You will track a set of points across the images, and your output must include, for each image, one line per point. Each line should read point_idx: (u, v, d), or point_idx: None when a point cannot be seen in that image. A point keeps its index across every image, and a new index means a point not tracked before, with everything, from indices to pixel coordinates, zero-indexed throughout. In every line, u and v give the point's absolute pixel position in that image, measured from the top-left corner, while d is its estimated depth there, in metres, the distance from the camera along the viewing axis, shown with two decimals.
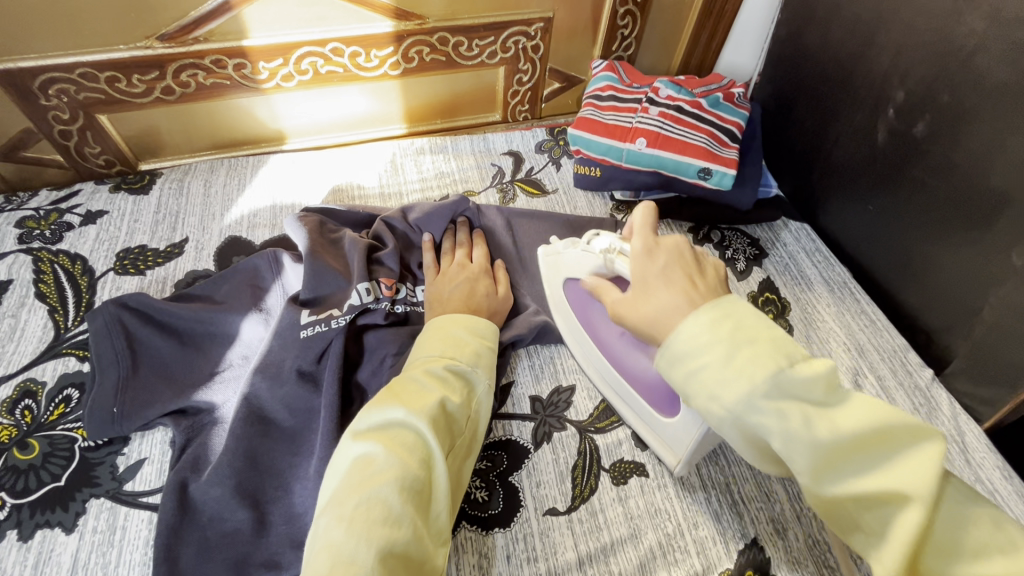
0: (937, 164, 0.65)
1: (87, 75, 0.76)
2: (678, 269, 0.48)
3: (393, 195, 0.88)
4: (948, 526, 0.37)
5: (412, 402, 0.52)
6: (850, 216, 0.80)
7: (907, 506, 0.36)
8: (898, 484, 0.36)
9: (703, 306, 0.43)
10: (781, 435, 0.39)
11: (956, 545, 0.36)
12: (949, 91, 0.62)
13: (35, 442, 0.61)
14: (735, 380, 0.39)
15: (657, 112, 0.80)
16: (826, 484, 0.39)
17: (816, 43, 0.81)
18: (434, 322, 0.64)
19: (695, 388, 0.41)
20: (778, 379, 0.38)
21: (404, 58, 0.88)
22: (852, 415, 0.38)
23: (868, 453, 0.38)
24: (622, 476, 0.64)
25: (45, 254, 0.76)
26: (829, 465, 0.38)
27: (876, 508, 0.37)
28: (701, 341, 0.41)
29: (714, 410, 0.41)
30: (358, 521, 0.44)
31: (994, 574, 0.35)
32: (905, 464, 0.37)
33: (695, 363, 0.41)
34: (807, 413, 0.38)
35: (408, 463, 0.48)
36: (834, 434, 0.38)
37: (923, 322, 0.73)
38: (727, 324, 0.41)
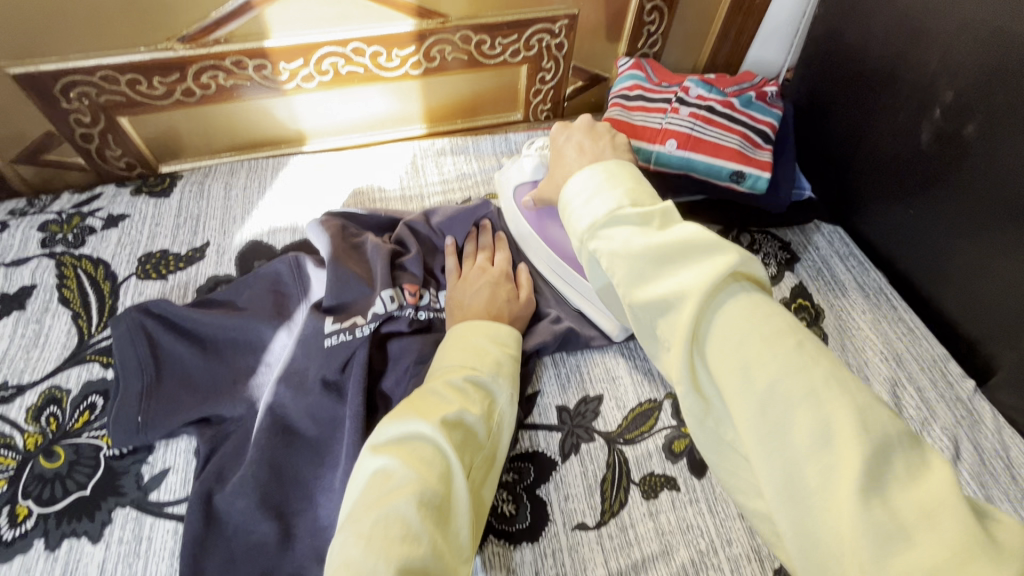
0: (987, 169, 0.62)
1: (109, 78, 0.75)
2: (590, 141, 0.63)
3: (415, 197, 0.86)
4: (720, 327, 0.38)
5: (430, 415, 0.51)
6: (887, 221, 0.77)
7: (684, 304, 0.39)
8: (682, 289, 0.40)
9: (608, 162, 0.50)
10: (609, 255, 0.45)
11: (732, 346, 0.37)
12: (1005, 91, 0.59)
13: (61, 450, 0.60)
14: (592, 211, 0.47)
15: (687, 112, 0.77)
16: (637, 292, 0.42)
17: (855, 40, 0.78)
18: (457, 329, 0.62)
19: (572, 229, 0.49)
20: (615, 215, 0.46)
21: (426, 57, 0.86)
22: (680, 234, 0.43)
23: (664, 263, 0.42)
24: (653, 490, 0.62)
25: (67, 258, 0.76)
26: (644, 251, 0.43)
27: (662, 311, 0.41)
28: (587, 189, 0.48)
29: (577, 238, 0.48)
30: (377, 538, 0.42)
31: (784, 394, 0.34)
32: (700, 267, 0.40)
33: (572, 205, 0.49)
34: (636, 233, 0.44)
35: (428, 478, 0.47)
36: (685, 289, 0.40)
37: (965, 331, 0.71)
38: (603, 174, 0.49)
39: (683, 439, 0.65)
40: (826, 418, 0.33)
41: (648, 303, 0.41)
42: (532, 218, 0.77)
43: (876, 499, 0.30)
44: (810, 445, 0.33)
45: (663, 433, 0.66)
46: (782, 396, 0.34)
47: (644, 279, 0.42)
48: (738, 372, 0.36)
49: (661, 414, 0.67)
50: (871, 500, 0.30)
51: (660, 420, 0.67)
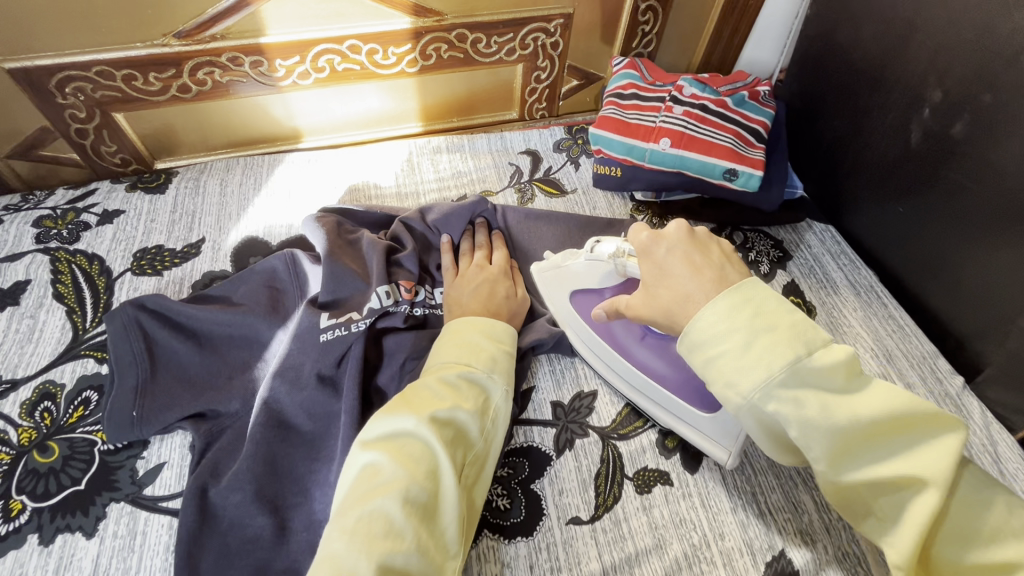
0: (974, 168, 0.63)
1: (104, 73, 0.75)
2: (699, 253, 0.53)
3: (410, 194, 0.86)
4: (969, 513, 0.41)
5: (421, 412, 0.51)
6: (878, 219, 0.78)
7: (927, 492, 0.40)
8: (917, 472, 0.41)
9: (724, 290, 0.46)
10: (801, 425, 0.42)
11: (973, 531, 0.40)
12: (992, 91, 0.60)
13: (55, 445, 0.60)
14: (756, 369, 0.43)
15: (681, 111, 0.78)
16: (846, 470, 0.42)
17: (845, 40, 0.79)
18: (452, 325, 0.63)
19: (720, 386, 0.45)
20: (797, 369, 0.42)
21: (422, 55, 0.86)
22: (873, 399, 0.42)
23: (877, 444, 0.42)
24: (646, 485, 0.62)
25: (62, 254, 0.76)
26: (846, 434, 0.42)
27: (888, 488, 0.42)
28: (719, 331, 0.45)
29: (732, 397, 0.44)
30: (360, 533, 0.43)
31: (996, 554, 0.40)
32: (928, 452, 0.41)
33: (710, 350, 0.45)
34: (826, 401, 0.42)
35: (414, 475, 0.47)
36: (854, 420, 0.42)
37: (954, 328, 0.72)
38: (728, 314, 0.45)
39: (677, 435, 0.66)
40: (901, 475, 0.41)
41: (866, 486, 0.42)
42: (601, 329, 0.70)
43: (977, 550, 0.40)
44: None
45: (657, 429, 0.67)
46: (1005, 558, 0.39)
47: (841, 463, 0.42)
48: (992, 562, 0.39)
49: None
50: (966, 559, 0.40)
51: None
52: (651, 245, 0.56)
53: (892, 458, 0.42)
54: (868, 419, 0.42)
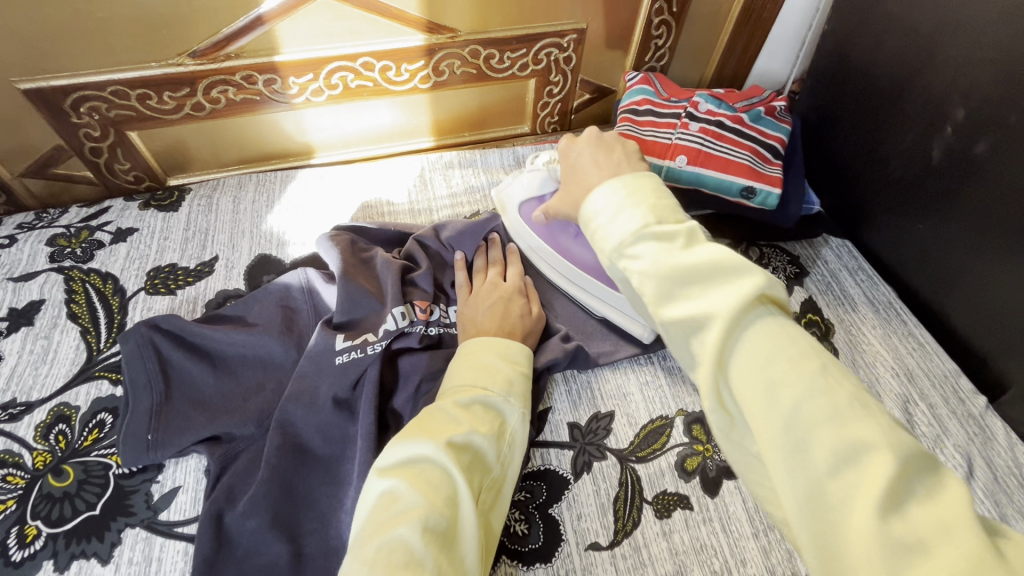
0: (998, 187, 0.62)
1: (119, 93, 0.75)
2: (603, 155, 0.56)
3: (423, 211, 0.86)
4: (736, 343, 0.40)
5: (439, 437, 0.50)
6: (898, 236, 0.77)
7: (712, 325, 0.40)
8: (708, 308, 0.41)
9: (612, 178, 0.50)
10: (637, 275, 0.44)
11: (744, 361, 0.39)
12: (1017, 110, 0.59)
13: (70, 469, 0.60)
14: (619, 229, 0.46)
15: (697, 128, 0.77)
16: (668, 312, 0.43)
17: (863, 56, 0.78)
18: (468, 347, 0.62)
19: (597, 243, 0.49)
20: (642, 230, 0.45)
21: (435, 71, 0.86)
22: (706, 255, 0.43)
23: (695, 283, 0.43)
24: (666, 509, 0.61)
25: (76, 273, 0.75)
26: (683, 279, 0.43)
27: (692, 329, 0.42)
28: (608, 206, 0.48)
29: (604, 254, 0.48)
30: (380, 563, 0.42)
31: (769, 379, 0.38)
32: (724, 291, 0.41)
33: (595, 221, 0.48)
34: (665, 252, 0.44)
35: (433, 502, 0.46)
36: (677, 267, 0.43)
37: (977, 348, 0.71)
38: (623, 189, 0.48)
39: (696, 457, 0.65)
40: (854, 443, 0.34)
41: (682, 325, 0.42)
42: (540, 231, 0.78)
43: (895, 518, 0.31)
44: (787, 425, 0.36)
45: (676, 451, 0.66)
46: (772, 382, 0.37)
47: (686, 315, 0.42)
48: (761, 386, 0.38)
49: (673, 432, 0.67)
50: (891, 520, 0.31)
51: (672, 437, 0.67)
52: (568, 151, 0.61)
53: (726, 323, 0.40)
54: (725, 316, 0.40)
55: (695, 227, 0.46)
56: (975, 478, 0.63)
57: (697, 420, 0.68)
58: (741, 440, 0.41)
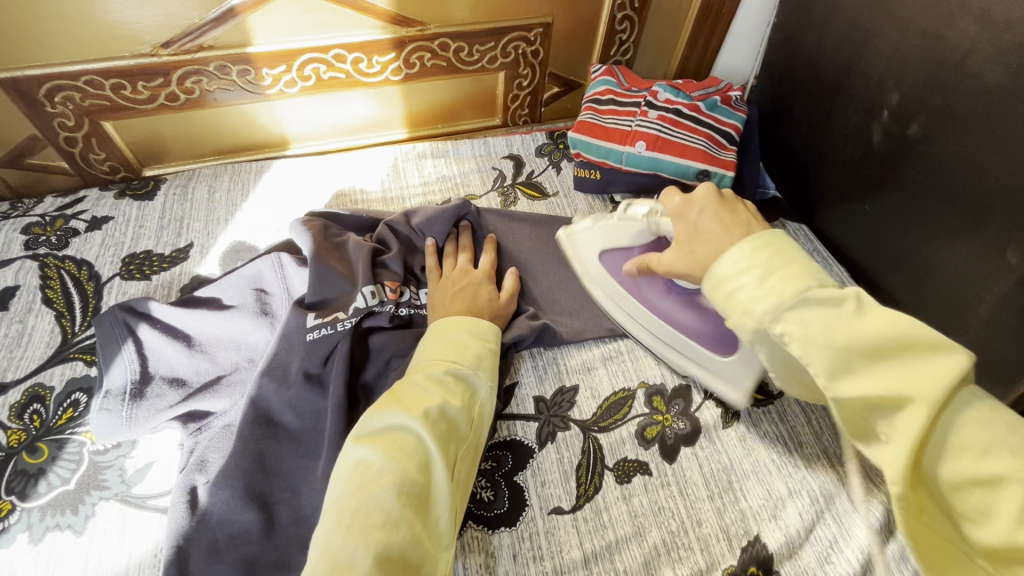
0: (931, 165, 0.66)
1: (93, 83, 0.77)
2: (727, 213, 0.57)
3: (396, 198, 0.89)
4: (948, 427, 0.41)
5: (413, 408, 0.53)
6: (847, 218, 0.82)
7: (915, 408, 0.40)
8: (906, 390, 0.41)
9: (753, 235, 0.49)
10: (804, 341, 0.44)
11: (954, 446, 0.40)
12: (943, 93, 0.63)
13: (45, 446, 0.61)
14: (768, 292, 0.45)
15: (655, 115, 0.81)
16: (841, 384, 0.43)
17: (810, 47, 0.82)
18: (438, 324, 0.65)
19: (733, 312, 0.47)
20: (804, 296, 0.44)
21: (406, 64, 0.89)
22: (879, 326, 0.43)
23: (884, 360, 0.42)
24: (626, 475, 0.64)
25: (51, 260, 0.77)
26: (869, 354, 0.43)
27: (878, 409, 0.42)
28: (738, 270, 0.47)
29: (747, 323, 0.46)
30: (357, 524, 0.45)
31: (987, 470, 0.39)
32: (919, 370, 0.41)
33: (731, 285, 0.47)
34: (831, 323, 0.43)
35: (407, 468, 0.49)
36: (853, 339, 0.43)
37: None
38: (754, 254, 0.47)
39: (655, 426, 0.68)
40: (992, 473, 0.39)
41: (859, 403, 0.43)
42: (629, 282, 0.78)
43: None
44: (1014, 525, 0.38)
45: (636, 421, 0.69)
46: (992, 473, 0.39)
47: (865, 388, 0.42)
48: (977, 478, 0.40)
49: (634, 403, 0.70)
50: None
51: (633, 408, 0.70)
52: (684, 207, 0.60)
53: (927, 410, 0.40)
54: (920, 406, 0.40)
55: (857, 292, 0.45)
56: None
57: (657, 391, 0.71)
58: (930, 522, 0.43)
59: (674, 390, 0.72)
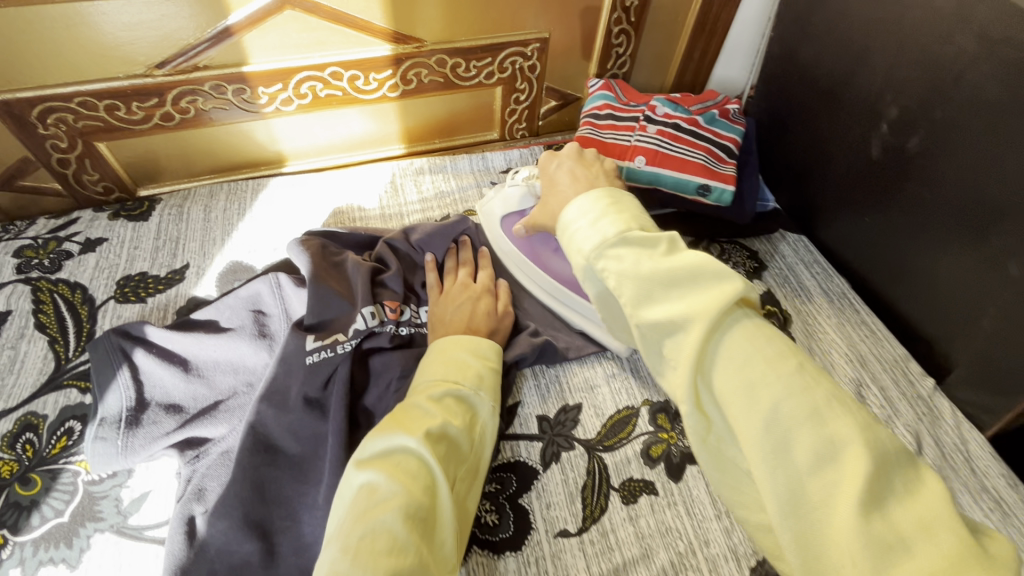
0: (932, 178, 0.66)
1: (87, 104, 0.76)
2: (582, 169, 0.67)
3: (394, 215, 0.88)
4: (712, 350, 0.43)
5: (416, 429, 0.51)
6: (848, 229, 0.82)
7: (692, 327, 0.43)
8: (685, 313, 0.44)
9: (601, 187, 0.56)
10: (617, 275, 0.48)
11: (724, 374, 0.42)
12: (942, 106, 0.63)
13: (38, 477, 0.60)
14: (599, 231, 0.51)
15: (654, 130, 0.81)
16: (647, 312, 0.46)
17: (807, 61, 0.82)
18: (436, 344, 0.63)
19: (574, 247, 0.53)
20: (623, 236, 0.49)
21: (402, 80, 0.89)
22: (683, 260, 0.47)
23: (680, 286, 0.46)
24: (632, 495, 0.63)
25: (44, 284, 0.75)
26: (672, 283, 0.46)
27: (669, 330, 0.45)
28: (582, 214, 0.53)
29: (578, 259, 0.52)
30: (364, 552, 0.41)
31: (739, 383, 0.41)
32: (702, 296, 0.44)
33: (577, 227, 0.53)
34: (642, 257, 0.48)
35: (413, 491, 0.46)
36: (657, 271, 0.46)
37: (924, 333, 0.75)
38: (593, 199, 0.54)
39: (661, 444, 0.67)
40: (752, 391, 0.40)
41: (660, 325, 0.45)
42: (523, 246, 0.82)
43: (872, 515, 0.34)
44: (764, 427, 0.39)
45: (641, 439, 0.68)
46: (745, 387, 0.40)
47: (675, 313, 0.45)
48: (738, 392, 0.41)
49: (638, 422, 0.69)
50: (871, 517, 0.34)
51: (637, 426, 0.69)
52: (550, 162, 0.70)
53: (707, 320, 0.42)
54: (698, 324, 0.43)
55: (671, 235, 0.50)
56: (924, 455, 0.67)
57: (662, 408, 0.71)
58: (719, 444, 0.43)
59: (678, 407, 0.71)
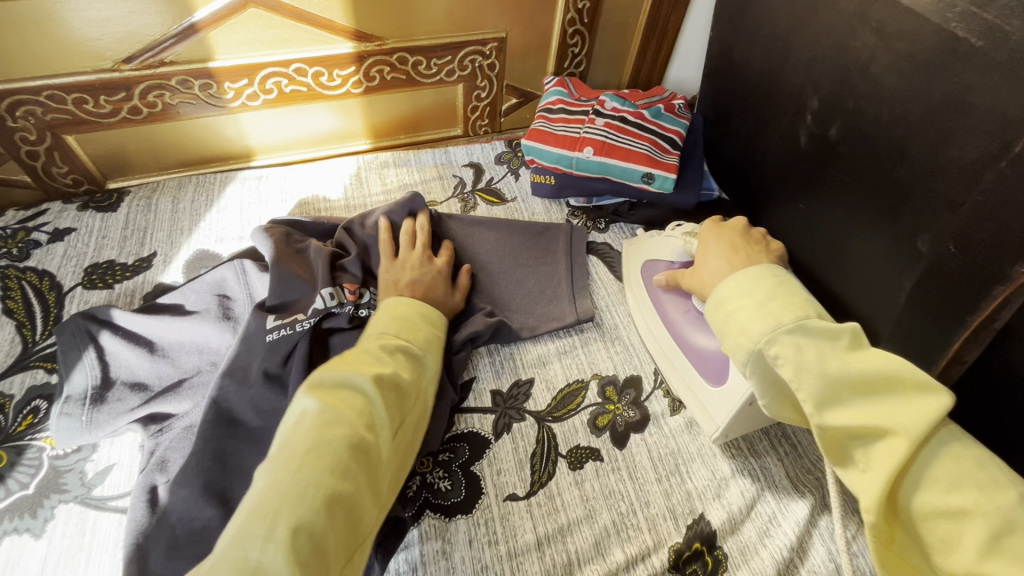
0: (850, 164, 0.71)
1: (55, 97, 0.79)
2: (740, 241, 0.65)
3: (358, 206, 0.91)
4: (924, 464, 0.45)
5: (366, 372, 0.55)
6: (786, 216, 0.87)
7: (894, 439, 0.45)
8: (886, 423, 0.45)
9: (756, 266, 0.57)
10: (795, 365, 0.49)
11: (926, 479, 0.44)
12: (854, 98, 0.68)
13: (3, 452, 0.62)
14: (766, 318, 0.51)
15: (602, 123, 0.87)
16: (825, 412, 0.48)
17: (743, 58, 0.88)
18: (388, 301, 0.66)
19: (733, 335, 0.53)
20: (802, 325, 0.50)
21: (365, 77, 0.93)
22: (876, 362, 0.48)
23: (868, 394, 0.47)
24: (579, 461, 0.67)
25: (12, 272, 0.77)
26: (870, 385, 0.48)
27: (859, 438, 0.47)
28: (741, 293, 0.54)
29: (744, 342, 0.52)
30: (306, 468, 0.47)
31: (952, 503, 0.43)
32: (897, 408, 0.46)
33: (733, 308, 0.54)
34: (825, 351, 0.49)
35: (356, 424, 0.51)
36: (841, 370, 0.48)
37: (854, 310, 0.80)
38: (749, 281, 0.55)
39: (607, 415, 0.72)
40: (957, 505, 0.42)
41: (840, 431, 0.47)
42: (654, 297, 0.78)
43: None
44: (979, 556, 0.40)
45: (589, 410, 0.72)
46: (958, 506, 0.42)
47: (846, 420, 0.47)
48: (942, 510, 0.43)
49: (587, 393, 0.74)
50: None
51: (586, 398, 0.73)
52: (707, 232, 0.69)
53: (919, 428, 0.44)
54: (901, 438, 0.44)
55: (853, 328, 0.51)
56: None
57: (610, 382, 0.75)
58: (901, 552, 0.46)
59: (626, 380, 0.75)
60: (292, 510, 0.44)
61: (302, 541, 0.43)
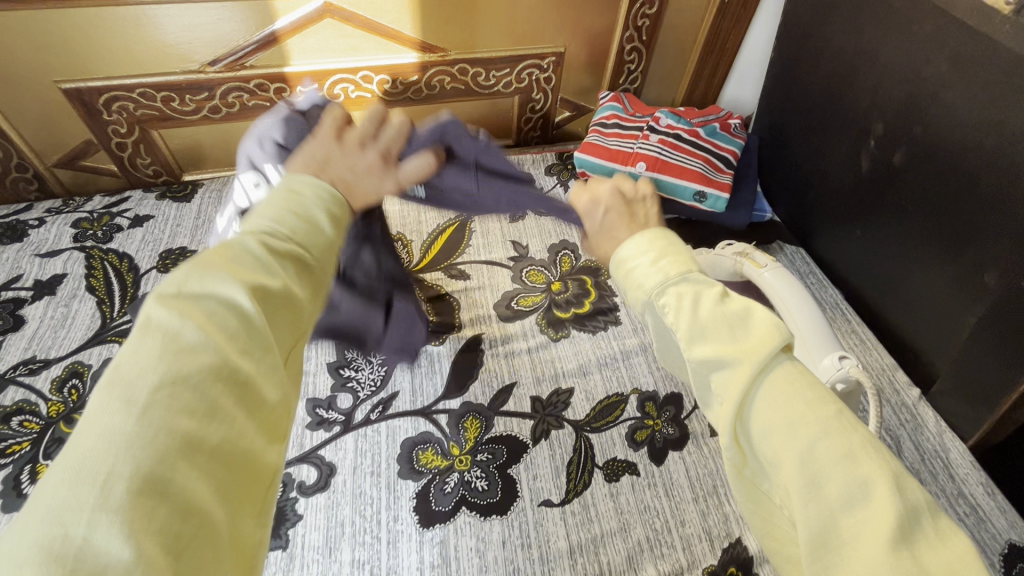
0: (915, 191, 0.69)
1: (146, 94, 0.85)
2: None
3: (412, 210, 0.95)
4: (758, 391, 0.35)
5: (248, 273, 0.32)
6: (842, 243, 0.85)
7: (738, 365, 0.35)
8: (734, 349, 0.36)
9: (650, 225, 0.42)
10: (677, 311, 0.37)
11: (758, 408, 0.34)
12: (922, 124, 0.67)
13: (79, 417, 0.67)
14: (660, 271, 0.38)
15: (656, 139, 0.88)
16: (694, 347, 0.37)
17: (804, 80, 0.87)
18: (285, 180, 0.40)
19: (627, 289, 0.40)
20: (695, 274, 0.38)
21: (427, 86, 0.96)
22: (738, 301, 0.38)
23: (729, 325, 0.37)
24: (615, 474, 0.67)
25: (96, 252, 0.84)
26: (724, 314, 0.37)
27: (714, 369, 0.36)
28: (638, 247, 0.40)
29: (637, 295, 0.39)
30: (131, 430, 0.24)
31: (781, 419, 0.33)
32: (747, 334, 0.36)
33: (628, 263, 0.40)
34: (701, 291, 0.38)
35: (240, 353, 0.29)
36: (710, 313, 0.37)
37: (912, 344, 0.78)
38: (646, 238, 0.40)
39: (645, 430, 0.71)
40: (787, 421, 0.33)
41: (706, 364, 0.36)
42: None
43: (908, 552, 0.28)
44: (803, 463, 0.32)
45: (627, 423, 0.72)
46: (792, 421, 0.33)
47: (715, 347, 0.36)
48: (780, 428, 0.33)
49: (626, 406, 0.74)
50: (904, 553, 0.28)
51: (625, 411, 0.73)
52: None
53: (762, 353, 0.35)
54: (749, 363, 0.35)
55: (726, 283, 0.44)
56: (902, 458, 0.70)
57: (651, 398, 0.75)
58: (754, 479, 0.36)
59: (666, 397, 0.75)
60: (124, 471, 0.23)
61: (162, 514, 0.23)
